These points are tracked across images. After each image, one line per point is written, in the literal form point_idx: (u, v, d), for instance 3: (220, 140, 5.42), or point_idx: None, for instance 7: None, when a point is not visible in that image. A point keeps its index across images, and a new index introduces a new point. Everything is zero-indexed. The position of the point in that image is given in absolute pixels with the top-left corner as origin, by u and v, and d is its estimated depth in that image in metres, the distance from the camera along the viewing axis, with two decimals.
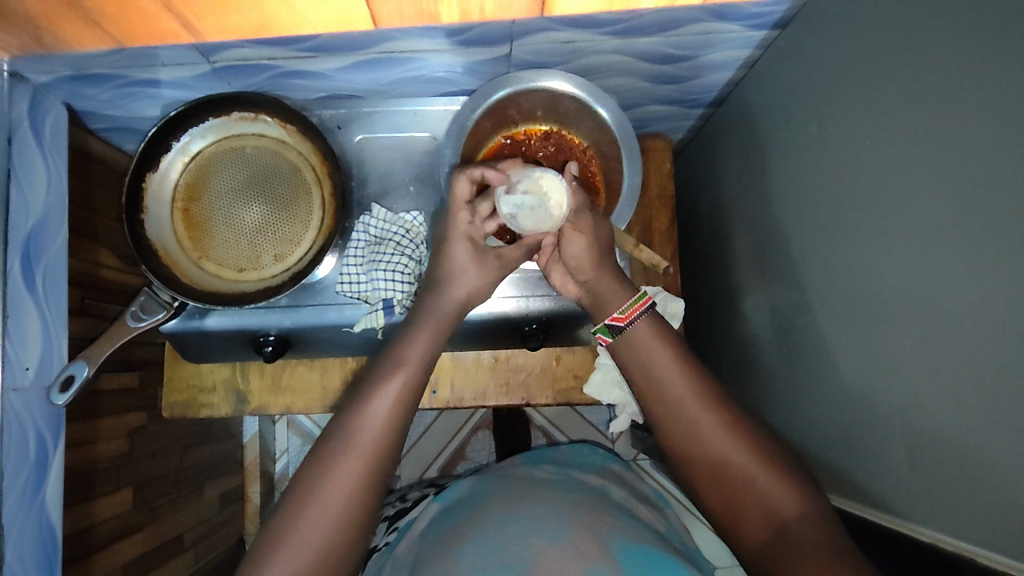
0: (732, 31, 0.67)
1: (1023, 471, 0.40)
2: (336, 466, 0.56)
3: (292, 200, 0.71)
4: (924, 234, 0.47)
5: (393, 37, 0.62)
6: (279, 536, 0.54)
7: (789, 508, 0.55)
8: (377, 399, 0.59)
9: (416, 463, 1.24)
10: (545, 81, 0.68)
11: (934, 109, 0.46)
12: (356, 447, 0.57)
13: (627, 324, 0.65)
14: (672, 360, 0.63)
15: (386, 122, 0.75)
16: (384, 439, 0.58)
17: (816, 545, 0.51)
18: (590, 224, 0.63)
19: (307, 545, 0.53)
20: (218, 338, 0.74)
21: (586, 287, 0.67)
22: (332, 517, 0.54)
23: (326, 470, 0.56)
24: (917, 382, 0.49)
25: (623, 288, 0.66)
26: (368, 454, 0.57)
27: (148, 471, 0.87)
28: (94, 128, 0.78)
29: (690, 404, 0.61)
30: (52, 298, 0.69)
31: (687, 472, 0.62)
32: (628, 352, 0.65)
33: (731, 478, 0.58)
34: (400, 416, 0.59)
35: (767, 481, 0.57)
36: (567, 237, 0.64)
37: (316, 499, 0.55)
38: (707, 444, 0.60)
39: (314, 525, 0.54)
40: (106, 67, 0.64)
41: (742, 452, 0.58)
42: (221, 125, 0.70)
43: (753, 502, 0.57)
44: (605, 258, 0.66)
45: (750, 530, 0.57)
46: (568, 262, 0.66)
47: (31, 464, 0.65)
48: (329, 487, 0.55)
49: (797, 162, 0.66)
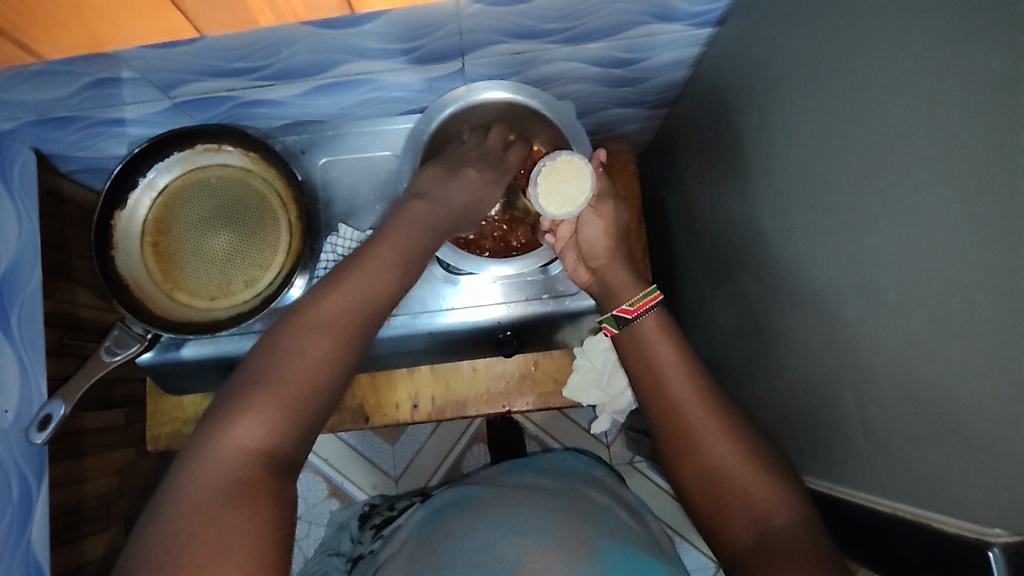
0: (676, 30, 0.69)
1: (959, 438, 0.41)
2: (314, 334, 0.51)
3: (259, 227, 0.72)
4: (867, 210, 0.48)
5: (346, 59, 0.64)
6: (244, 400, 0.47)
7: (778, 517, 0.53)
8: (354, 279, 0.55)
9: (412, 481, 1.24)
10: (500, 93, 0.70)
11: (866, 87, 0.48)
12: (336, 316, 0.53)
13: (635, 316, 0.65)
14: (676, 354, 0.63)
15: (348, 144, 0.77)
16: (360, 320, 0.54)
17: (800, 550, 0.49)
18: (608, 212, 0.69)
19: (277, 414, 0.48)
20: (195, 368, 0.75)
21: (595, 276, 0.70)
22: (304, 385, 0.49)
23: (302, 339, 0.51)
24: (867, 359, 0.49)
25: (635, 283, 0.68)
26: (344, 329, 0.53)
27: (136, 507, 0.88)
28: (65, 171, 0.79)
29: (689, 399, 0.60)
30: (29, 340, 0.70)
31: (678, 475, 0.60)
32: (631, 343, 0.65)
33: (722, 484, 0.57)
34: (378, 308, 0.56)
35: (755, 486, 0.55)
36: (584, 221, 0.69)
37: (291, 364, 0.50)
38: (698, 444, 0.59)
39: (283, 393, 0.48)
40: (71, 108, 0.66)
41: (734, 456, 0.57)
42: (186, 158, 0.71)
43: (740, 508, 0.55)
44: (617, 248, 0.69)
45: (735, 533, 0.55)
46: (583, 246, 0.70)
47: (16, 504, 0.65)
48: (304, 352, 0.50)
49: (751, 150, 0.67)
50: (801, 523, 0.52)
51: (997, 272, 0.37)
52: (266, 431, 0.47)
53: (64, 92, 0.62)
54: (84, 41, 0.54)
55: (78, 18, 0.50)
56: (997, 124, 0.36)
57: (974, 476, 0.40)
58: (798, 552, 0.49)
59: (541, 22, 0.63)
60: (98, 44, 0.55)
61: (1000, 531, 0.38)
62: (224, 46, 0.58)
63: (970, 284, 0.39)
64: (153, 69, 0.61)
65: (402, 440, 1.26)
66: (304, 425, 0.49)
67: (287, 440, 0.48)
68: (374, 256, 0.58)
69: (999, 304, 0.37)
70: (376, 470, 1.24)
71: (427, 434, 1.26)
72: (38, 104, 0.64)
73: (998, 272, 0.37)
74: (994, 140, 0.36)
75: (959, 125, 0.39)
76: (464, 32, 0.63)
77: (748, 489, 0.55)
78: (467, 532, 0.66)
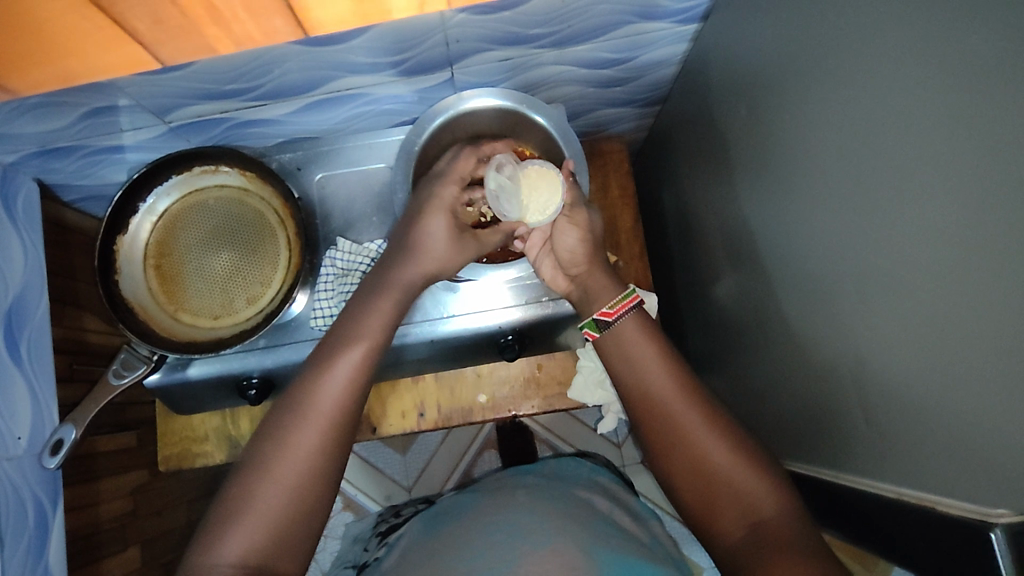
0: (660, 29, 0.70)
1: (958, 423, 0.40)
2: (310, 457, 0.55)
3: (259, 245, 0.73)
4: (852, 198, 0.49)
5: (337, 75, 0.65)
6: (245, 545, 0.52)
7: (768, 510, 0.54)
8: (344, 391, 0.58)
9: (425, 490, 1.24)
10: (491, 99, 0.70)
11: (844, 79, 0.48)
12: (314, 420, 0.57)
13: (615, 319, 0.65)
14: (658, 356, 0.62)
15: (342, 158, 0.77)
16: (346, 425, 0.58)
17: (785, 543, 0.50)
18: (583, 219, 0.67)
19: (280, 537, 0.53)
20: (201, 387, 0.75)
21: (576, 283, 0.69)
22: (288, 504, 0.54)
23: (296, 460, 0.55)
24: (863, 345, 0.49)
25: (613, 285, 0.67)
26: (327, 435, 0.57)
27: (153, 527, 0.89)
28: (68, 200, 0.81)
29: (674, 396, 0.60)
30: (39, 367, 0.71)
31: (665, 475, 0.60)
32: (616, 347, 0.65)
33: (713, 483, 0.57)
34: None
35: (744, 481, 0.55)
36: (561, 229, 0.67)
37: (285, 491, 0.54)
38: (689, 444, 0.58)
39: (279, 528, 0.53)
40: (70, 138, 0.67)
41: (722, 453, 0.57)
42: (183, 181, 0.72)
43: (731, 503, 0.55)
44: (597, 253, 0.69)
45: (727, 530, 0.55)
46: (561, 256, 0.68)
47: (32, 530, 0.66)
48: (291, 471, 0.55)
49: (736, 143, 0.68)
50: (790, 514, 0.53)
51: (980, 252, 0.37)
52: (264, 565, 0.52)
53: (62, 122, 0.64)
54: (53, 78, 0.53)
55: (47, 54, 0.49)
56: (977, 102, 0.36)
57: (967, 459, 0.40)
58: (791, 545, 0.50)
59: (526, 28, 0.64)
60: (69, 80, 0.54)
61: (1003, 511, 0.38)
62: (215, 71, 0.60)
63: (954, 266, 0.39)
64: (149, 95, 0.63)
65: (413, 450, 1.26)
66: (297, 537, 0.54)
67: (281, 552, 0.52)
68: (372, 331, 0.60)
69: (983, 285, 0.37)
70: (389, 481, 1.25)
71: (437, 442, 1.26)
72: (39, 135, 0.65)
73: (984, 252, 0.37)
74: (971, 121, 0.37)
75: (941, 104, 0.39)
76: (450, 43, 0.64)
77: (737, 484, 0.56)
78: (471, 541, 0.65)
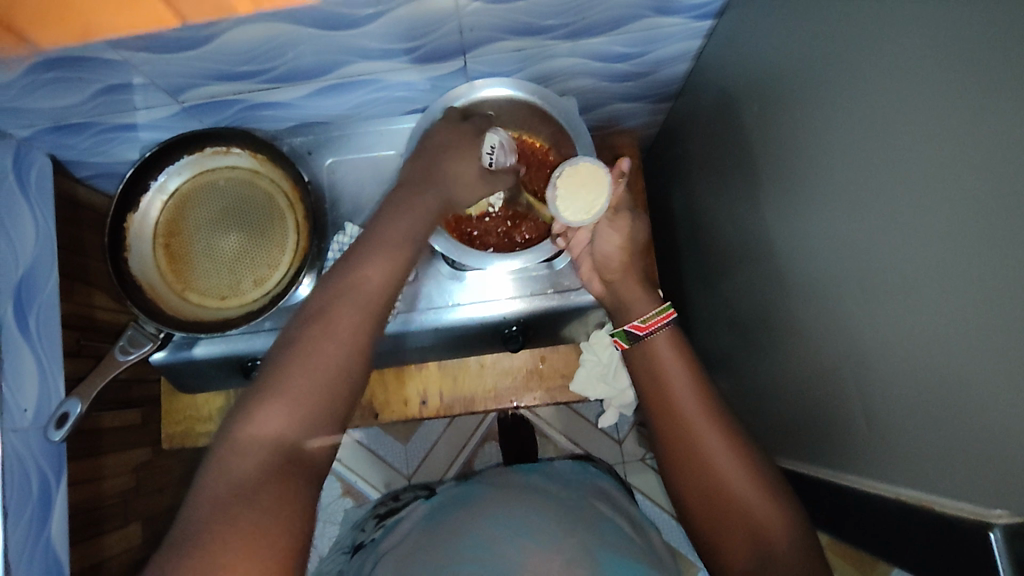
0: (675, 24, 0.69)
1: (959, 425, 0.40)
2: None
3: (268, 227, 0.74)
4: (861, 197, 0.48)
5: (349, 60, 0.66)
6: None
7: (779, 537, 0.53)
8: None
9: (425, 479, 1.25)
10: (504, 89, 0.70)
11: (857, 78, 0.48)
12: None
13: (646, 333, 0.64)
14: (683, 374, 0.61)
15: (352, 144, 0.78)
16: None
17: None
18: (625, 224, 0.66)
19: None
20: (206, 366, 0.76)
21: (610, 289, 0.69)
22: None
23: None
24: (867, 346, 0.49)
25: (647, 300, 0.67)
26: None
27: (154, 504, 0.90)
28: (80, 176, 0.82)
29: (693, 414, 0.59)
30: (47, 341, 0.72)
31: (680, 489, 0.60)
32: (643, 361, 0.64)
33: (725, 503, 0.56)
34: None
35: (757, 507, 0.55)
36: (602, 232, 0.67)
37: None
38: (704, 463, 0.58)
39: None
40: (84, 114, 0.68)
41: (739, 476, 0.56)
42: (195, 162, 0.73)
43: (741, 527, 0.55)
44: (634, 259, 0.68)
45: (738, 554, 0.55)
46: (597, 258, 0.68)
47: (35, 502, 0.67)
48: None
49: (749, 140, 0.67)
50: (800, 544, 0.53)
51: (987, 253, 0.37)
52: None
53: (75, 99, 0.64)
54: (72, 31, 0.53)
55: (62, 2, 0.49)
56: (989, 103, 0.36)
57: (966, 461, 0.40)
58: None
59: (540, 18, 0.64)
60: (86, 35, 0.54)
61: (1001, 512, 0.37)
62: (229, 51, 0.60)
63: (960, 268, 0.39)
64: (162, 74, 0.63)
65: (414, 439, 1.27)
66: None
67: None
68: None
69: (987, 287, 0.37)
70: (390, 469, 1.25)
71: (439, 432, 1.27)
72: (53, 111, 0.66)
73: (991, 254, 0.36)
74: (981, 122, 0.36)
75: (951, 104, 0.38)
76: (464, 31, 0.64)
77: (750, 508, 0.55)
78: (469, 529, 0.66)
